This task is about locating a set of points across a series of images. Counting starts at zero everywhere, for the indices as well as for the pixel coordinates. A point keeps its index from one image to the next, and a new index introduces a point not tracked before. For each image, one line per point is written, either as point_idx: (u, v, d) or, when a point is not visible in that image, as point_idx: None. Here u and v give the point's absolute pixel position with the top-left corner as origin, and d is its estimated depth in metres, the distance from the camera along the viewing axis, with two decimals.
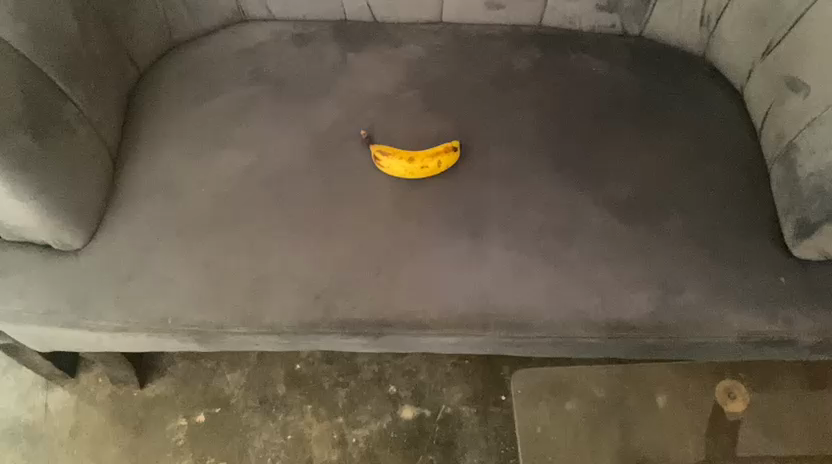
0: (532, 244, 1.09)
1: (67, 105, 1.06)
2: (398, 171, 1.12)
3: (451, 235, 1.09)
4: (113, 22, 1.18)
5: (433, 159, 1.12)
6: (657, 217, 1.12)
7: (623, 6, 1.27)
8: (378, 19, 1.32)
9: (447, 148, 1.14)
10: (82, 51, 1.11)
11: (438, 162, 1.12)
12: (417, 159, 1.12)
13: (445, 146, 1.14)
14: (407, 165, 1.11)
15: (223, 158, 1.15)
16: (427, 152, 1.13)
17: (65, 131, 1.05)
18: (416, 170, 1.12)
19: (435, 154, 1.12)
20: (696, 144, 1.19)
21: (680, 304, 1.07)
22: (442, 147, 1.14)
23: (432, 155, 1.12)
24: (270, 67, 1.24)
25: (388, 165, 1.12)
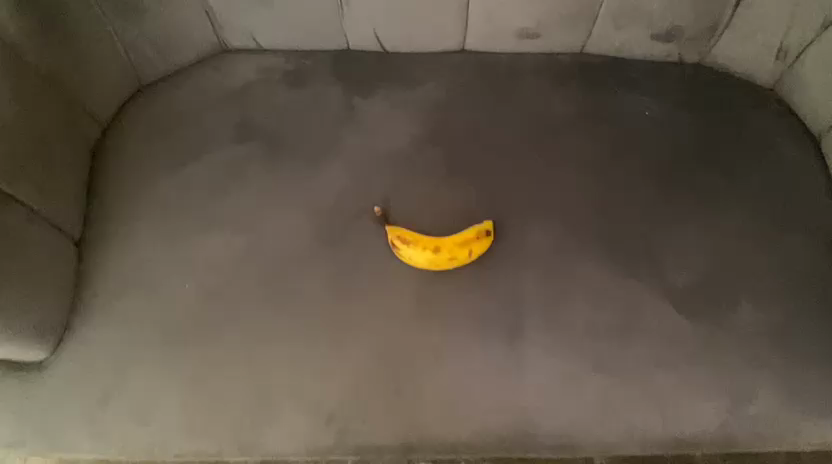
0: (580, 345, 0.93)
1: (11, 207, 0.86)
2: (421, 263, 0.93)
3: (486, 337, 0.92)
4: (63, 79, 0.95)
5: (463, 249, 0.93)
6: (724, 307, 0.95)
7: (685, 36, 1.06)
8: (387, 49, 1.09)
9: (479, 231, 0.94)
10: (25, 130, 0.89)
11: (468, 252, 0.93)
12: (443, 250, 0.92)
13: (475, 229, 0.94)
14: (430, 257, 0.92)
15: (208, 243, 0.96)
16: (455, 239, 0.93)
17: (14, 241, 0.85)
18: (442, 262, 0.93)
19: (464, 242, 0.93)
20: (768, 211, 1.01)
21: (750, 416, 0.91)
22: (472, 231, 0.94)
23: (460, 243, 0.93)
24: (260, 118, 1.03)
25: (409, 256, 0.93)
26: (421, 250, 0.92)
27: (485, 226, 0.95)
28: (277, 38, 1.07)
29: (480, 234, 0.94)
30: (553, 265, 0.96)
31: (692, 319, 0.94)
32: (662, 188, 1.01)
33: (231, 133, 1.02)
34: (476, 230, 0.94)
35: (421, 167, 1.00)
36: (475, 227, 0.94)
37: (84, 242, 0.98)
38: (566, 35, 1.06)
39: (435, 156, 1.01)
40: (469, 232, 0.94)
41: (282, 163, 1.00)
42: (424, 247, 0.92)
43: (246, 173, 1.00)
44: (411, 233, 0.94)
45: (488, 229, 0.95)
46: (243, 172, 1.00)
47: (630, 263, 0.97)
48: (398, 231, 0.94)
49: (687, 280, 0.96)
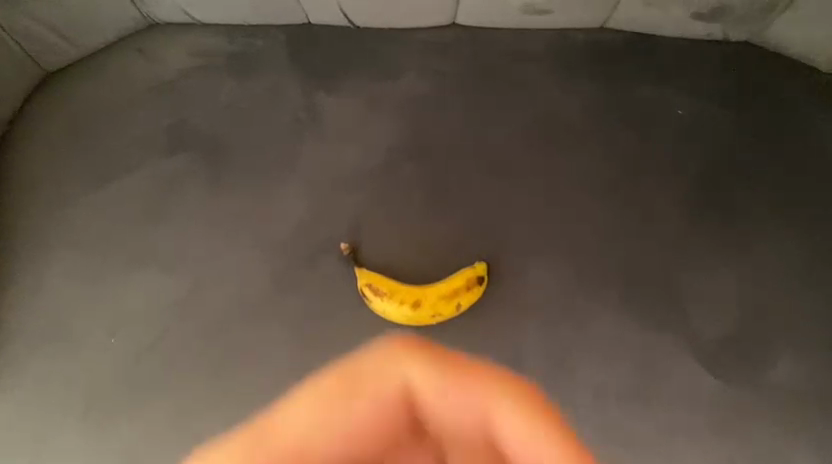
0: (588, 412, 0.75)
1: None
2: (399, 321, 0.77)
3: (475, 403, 0.76)
4: None
5: (449, 304, 0.76)
6: (764, 363, 0.76)
7: (734, 13, 0.83)
8: (358, 24, 0.86)
9: (469, 280, 0.76)
10: None
11: (456, 306, 0.76)
12: (425, 306, 0.76)
13: (465, 277, 0.76)
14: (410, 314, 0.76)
15: (138, 285, 0.79)
16: (439, 291, 0.76)
17: None
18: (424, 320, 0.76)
19: (451, 295, 0.76)
20: (823, 239, 0.81)
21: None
22: (460, 280, 0.76)
23: (446, 297, 0.76)
24: (198, 122, 0.83)
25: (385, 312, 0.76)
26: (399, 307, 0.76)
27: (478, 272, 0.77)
28: (217, 13, 0.85)
29: (470, 283, 0.76)
30: (556, 309, 0.78)
31: (728, 381, 0.75)
32: (695, 207, 0.82)
33: (163, 139, 0.83)
34: (465, 279, 0.76)
35: (398, 187, 0.81)
36: (464, 274, 0.76)
37: None
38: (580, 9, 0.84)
39: (414, 171, 0.82)
40: (457, 281, 0.76)
41: (225, 183, 0.81)
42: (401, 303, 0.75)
43: (183, 193, 0.81)
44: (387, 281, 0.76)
45: (481, 275, 0.77)
46: (179, 191, 0.81)
47: (651, 307, 0.78)
48: (370, 279, 0.76)
49: (722, 330, 0.77)
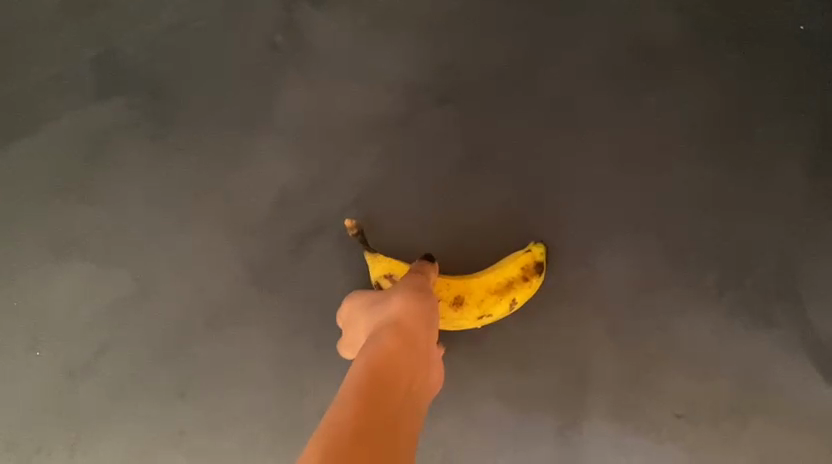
0: (673, 436, 0.60)
1: None
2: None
3: (524, 427, 0.60)
4: None
5: (499, 302, 0.56)
6: None
7: None
8: None
9: (526, 267, 0.56)
10: None
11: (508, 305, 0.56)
12: (467, 305, 0.55)
13: (521, 263, 0.56)
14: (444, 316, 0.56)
15: (71, 281, 0.59)
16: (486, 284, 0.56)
17: None
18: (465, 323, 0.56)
19: (502, 289, 0.56)
20: None
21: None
22: (514, 267, 0.56)
23: (495, 292, 0.56)
24: (139, 52, 0.61)
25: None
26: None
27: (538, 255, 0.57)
28: None
29: (528, 272, 0.56)
30: (631, 308, 0.60)
31: None
32: (820, 171, 0.60)
33: (90, 79, 0.60)
34: (522, 265, 0.56)
35: (418, 145, 0.60)
36: (519, 258, 0.56)
37: None
38: None
39: (440, 121, 0.60)
40: (510, 269, 0.56)
41: (180, 138, 0.60)
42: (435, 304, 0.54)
43: (122, 157, 0.60)
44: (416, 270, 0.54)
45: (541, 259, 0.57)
46: (116, 154, 0.60)
47: (757, 306, 0.60)
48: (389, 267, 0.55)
49: None
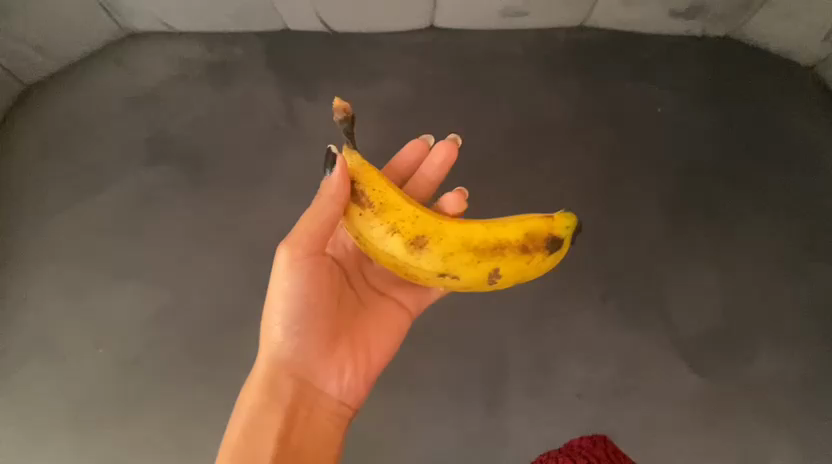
0: (574, 409, 0.79)
1: None
2: (379, 242, 0.52)
3: (464, 403, 0.80)
4: None
5: (477, 265, 0.51)
6: (738, 359, 0.80)
7: (710, 13, 0.83)
8: (337, 32, 0.86)
9: (542, 238, 0.53)
10: None
11: (492, 267, 0.52)
12: (439, 237, 0.52)
13: (530, 223, 0.53)
14: (406, 247, 0.51)
15: (125, 296, 0.80)
16: (462, 256, 0.51)
17: None
18: (428, 267, 0.51)
19: (491, 247, 0.52)
20: (797, 236, 0.83)
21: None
22: (518, 263, 0.52)
23: (474, 261, 0.51)
24: (179, 132, 0.84)
25: (366, 209, 0.52)
26: (394, 220, 0.52)
27: (532, 274, 0.54)
28: (189, 21, 0.83)
29: (536, 245, 0.52)
30: (540, 311, 0.82)
31: (701, 371, 0.80)
32: (673, 208, 0.84)
33: (144, 152, 0.84)
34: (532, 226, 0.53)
35: None
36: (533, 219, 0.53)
37: None
38: (558, 10, 0.83)
39: None
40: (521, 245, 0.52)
41: (208, 190, 0.82)
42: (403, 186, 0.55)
43: (165, 206, 0.82)
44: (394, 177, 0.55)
45: (563, 236, 0.53)
46: (161, 204, 0.82)
47: (631, 309, 0.81)
48: (363, 177, 0.53)
49: (698, 329, 0.81)
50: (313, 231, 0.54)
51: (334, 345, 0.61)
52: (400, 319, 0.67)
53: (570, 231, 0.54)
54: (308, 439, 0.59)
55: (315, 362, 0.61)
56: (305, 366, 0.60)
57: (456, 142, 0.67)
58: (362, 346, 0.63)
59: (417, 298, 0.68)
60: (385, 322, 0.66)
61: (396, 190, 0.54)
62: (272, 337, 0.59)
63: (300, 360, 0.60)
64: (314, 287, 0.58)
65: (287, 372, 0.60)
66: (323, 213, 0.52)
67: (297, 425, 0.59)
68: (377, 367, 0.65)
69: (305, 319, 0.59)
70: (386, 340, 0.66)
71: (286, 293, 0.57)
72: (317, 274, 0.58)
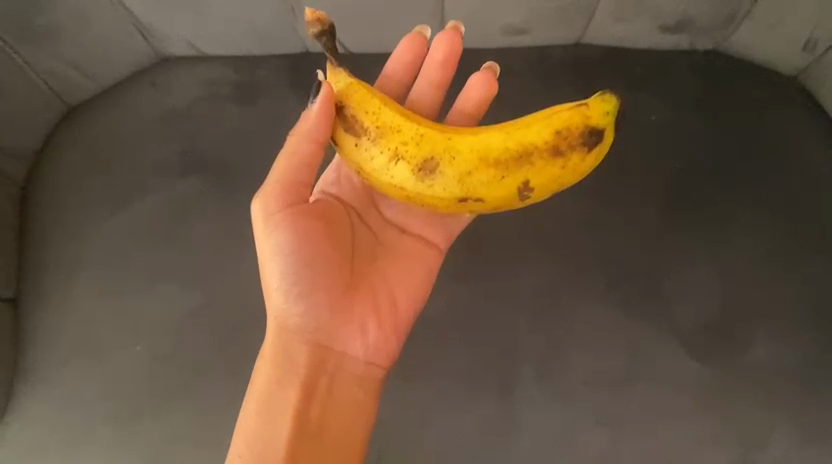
0: (581, 395, 0.84)
1: None
2: (388, 171, 0.62)
3: (479, 392, 0.85)
4: None
5: (502, 180, 0.61)
6: (736, 346, 0.85)
7: (697, 27, 0.90)
8: (352, 50, 0.95)
9: (571, 138, 0.61)
10: None
11: (522, 177, 0.61)
12: (451, 158, 0.62)
13: (554, 126, 0.62)
14: (416, 173, 0.61)
15: (161, 297, 0.86)
16: (482, 174, 0.61)
17: None
18: (446, 192, 0.61)
19: (513, 161, 0.61)
20: (787, 230, 0.89)
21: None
22: (544, 172, 0.61)
23: (498, 177, 0.61)
24: (209, 145, 0.91)
25: (365, 139, 0.62)
26: (399, 148, 0.62)
27: (567, 180, 0.62)
28: (221, 45, 0.92)
29: (561, 149, 0.61)
30: (546, 304, 0.87)
31: (701, 358, 0.85)
32: (668, 207, 0.90)
33: (177, 164, 0.90)
34: (558, 128, 0.62)
35: None
36: (558, 119, 0.62)
37: (21, 296, 0.87)
38: (554, 28, 0.92)
39: None
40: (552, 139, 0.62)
41: (236, 197, 0.88)
42: (406, 112, 0.64)
43: (197, 213, 0.88)
44: (395, 104, 0.64)
45: (605, 128, 0.62)
46: (193, 212, 0.88)
47: (633, 300, 0.87)
48: (366, 109, 0.63)
49: (696, 318, 0.86)
50: (288, 175, 0.66)
51: (353, 299, 0.70)
52: (421, 256, 0.76)
53: (609, 118, 0.62)
54: (327, 403, 0.70)
55: (331, 321, 0.69)
56: (323, 331, 0.69)
57: (457, 30, 0.75)
58: (382, 291, 0.72)
59: (443, 230, 0.77)
60: (405, 261, 0.75)
61: (401, 117, 0.63)
62: (279, 306, 0.68)
63: (310, 326, 0.68)
64: (304, 245, 0.67)
65: (302, 340, 0.69)
66: (304, 151, 0.64)
67: (317, 396, 0.69)
68: (400, 314, 0.73)
69: (306, 279, 0.67)
70: (410, 279, 0.74)
71: (279, 262, 0.67)
72: (306, 235, 0.67)
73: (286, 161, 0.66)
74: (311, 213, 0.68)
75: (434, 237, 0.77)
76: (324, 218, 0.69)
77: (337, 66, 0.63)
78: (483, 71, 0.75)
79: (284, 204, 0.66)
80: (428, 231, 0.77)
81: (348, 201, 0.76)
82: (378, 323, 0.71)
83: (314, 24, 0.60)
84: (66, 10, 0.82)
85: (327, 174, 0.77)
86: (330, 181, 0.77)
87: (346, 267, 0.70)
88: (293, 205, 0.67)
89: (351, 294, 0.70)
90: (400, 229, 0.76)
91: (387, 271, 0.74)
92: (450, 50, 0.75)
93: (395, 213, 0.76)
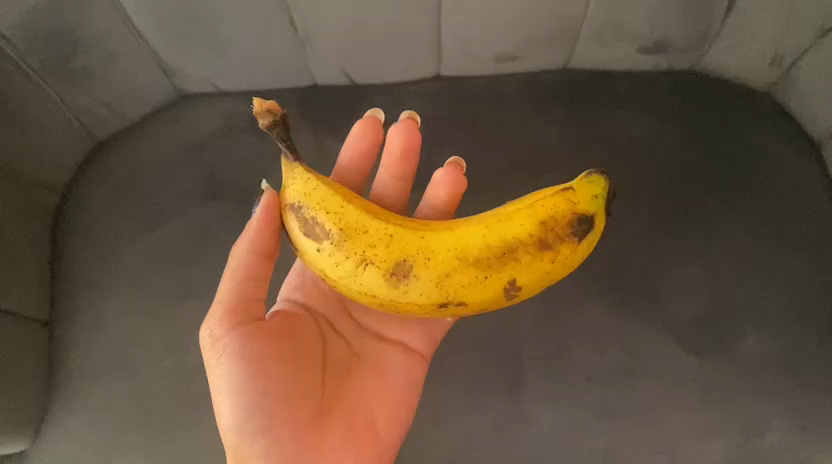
0: (584, 392, 0.89)
1: None
2: (356, 276, 0.64)
3: (488, 394, 0.90)
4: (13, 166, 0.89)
5: (486, 280, 0.63)
6: (729, 341, 0.90)
7: (673, 48, 0.98)
8: (358, 83, 1.03)
9: (557, 230, 0.64)
10: None
11: (508, 276, 0.63)
12: (426, 261, 0.64)
13: (538, 218, 0.64)
14: (388, 278, 0.63)
15: (186, 312, 0.91)
16: (463, 275, 0.63)
17: None
18: (426, 295, 0.63)
19: (496, 259, 0.64)
20: (770, 232, 0.95)
21: (764, 452, 0.86)
22: (530, 267, 0.63)
23: (481, 277, 0.63)
24: (228, 172, 0.98)
25: (326, 243, 0.64)
26: (366, 252, 0.64)
27: (559, 271, 0.65)
28: (237, 81, 1.00)
29: (547, 241, 0.64)
30: (548, 308, 0.93)
31: (697, 353, 0.90)
32: (657, 214, 0.97)
33: (199, 190, 0.97)
34: (542, 219, 0.64)
35: None
36: (541, 210, 0.65)
37: (54, 322, 0.92)
38: (542, 55, 1.00)
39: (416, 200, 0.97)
40: (540, 231, 0.64)
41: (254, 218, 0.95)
42: (372, 212, 0.66)
43: (219, 235, 0.94)
44: (360, 203, 0.67)
45: (592, 215, 0.65)
46: (215, 235, 0.94)
47: (629, 301, 0.92)
48: (328, 210, 0.65)
49: (689, 315, 0.91)
50: (236, 297, 0.67)
51: (323, 423, 0.70)
52: (401, 363, 0.79)
53: (595, 203, 0.65)
54: None
55: (302, 454, 0.67)
56: None
57: (412, 120, 0.81)
58: (359, 409, 0.74)
59: (421, 337, 0.81)
60: (385, 371, 0.78)
61: (367, 218, 0.66)
62: (241, 448, 0.66)
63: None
64: (259, 373, 0.65)
65: None
66: (250, 269, 0.69)
67: None
68: (379, 428, 0.75)
69: (265, 410, 0.65)
70: (393, 395, 0.77)
71: (234, 400, 0.65)
72: (259, 364, 0.66)
73: (237, 279, 0.68)
74: (265, 335, 0.67)
75: (416, 344, 0.81)
76: (283, 337, 0.69)
77: (292, 161, 0.67)
78: (449, 168, 0.81)
79: (231, 327, 0.66)
80: (405, 337, 0.81)
81: (317, 307, 0.79)
82: (355, 445, 0.72)
83: (264, 115, 0.64)
84: (96, 52, 0.89)
85: (290, 282, 0.81)
86: (294, 287, 0.80)
87: (317, 389, 0.70)
88: (245, 327, 0.66)
89: (323, 418, 0.70)
90: (379, 338, 0.80)
91: (363, 386, 0.75)
92: (407, 139, 0.82)
93: (371, 322, 0.80)
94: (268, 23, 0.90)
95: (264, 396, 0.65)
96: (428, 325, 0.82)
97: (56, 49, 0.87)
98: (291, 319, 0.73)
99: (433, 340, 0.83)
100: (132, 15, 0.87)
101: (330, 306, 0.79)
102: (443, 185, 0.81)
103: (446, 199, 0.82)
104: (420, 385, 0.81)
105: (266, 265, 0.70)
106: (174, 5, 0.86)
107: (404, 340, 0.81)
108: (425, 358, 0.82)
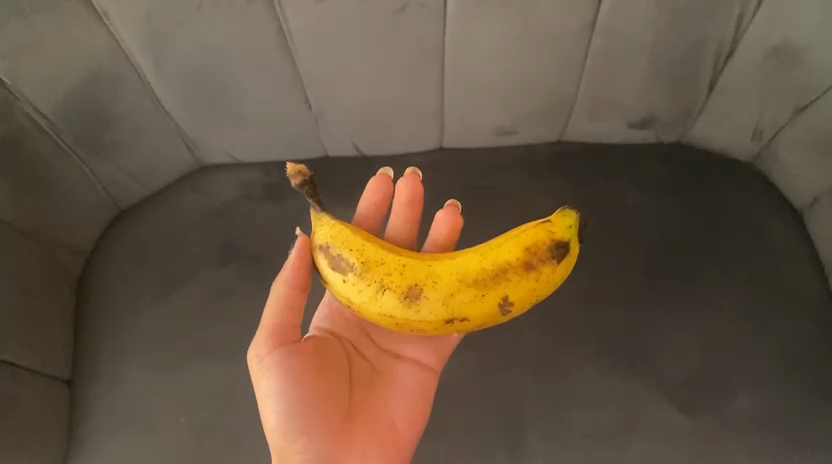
0: (582, 450, 0.93)
1: (6, 367, 0.86)
2: (375, 300, 0.71)
3: (491, 452, 0.93)
4: (43, 232, 0.96)
5: (483, 297, 0.71)
6: (720, 400, 0.94)
7: (660, 122, 1.05)
8: (367, 154, 1.09)
9: (541, 253, 0.71)
10: (12, 287, 0.89)
11: (502, 293, 0.71)
12: (433, 284, 0.71)
13: (524, 244, 0.72)
14: (402, 300, 0.71)
15: (201, 372, 0.95)
16: (464, 295, 0.71)
17: (10, 402, 0.85)
18: (433, 314, 0.70)
19: (491, 280, 0.71)
20: (757, 295, 1.00)
21: None
22: (520, 285, 0.71)
23: (479, 295, 0.71)
24: (244, 237, 1.04)
25: (350, 273, 0.72)
26: (384, 279, 0.71)
27: (544, 289, 0.72)
28: (254, 153, 1.07)
29: (533, 263, 0.71)
30: (547, 368, 0.97)
31: (690, 412, 0.94)
32: (650, 278, 1.02)
33: (216, 254, 1.03)
34: (527, 245, 0.72)
35: None
36: (526, 238, 0.72)
37: (75, 380, 0.97)
38: (539, 129, 1.07)
39: None
40: (524, 255, 0.71)
41: (268, 281, 1.00)
42: (387, 247, 0.74)
43: (235, 297, 1.00)
44: (377, 241, 0.75)
45: (569, 240, 0.72)
46: (231, 297, 1.00)
47: (624, 362, 0.97)
48: (349, 245, 0.73)
49: (682, 375, 0.96)
50: (277, 322, 0.77)
51: (350, 427, 0.79)
52: (414, 376, 0.86)
53: (570, 229, 0.72)
54: None
55: (335, 452, 0.76)
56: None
57: (416, 175, 0.88)
58: (380, 419, 0.82)
59: (433, 354, 0.88)
60: (400, 383, 0.85)
61: (382, 251, 0.73)
62: (284, 447, 0.75)
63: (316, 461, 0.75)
64: (296, 384, 0.75)
65: None
66: (286, 299, 0.78)
67: None
68: (397, 435, 0.82)
69: (302, 414, 0.75)
70: (408, 408, 0.84)
71: (276, 406, 0.75)
72: (296, 375, 0.76)
73: (276, 307, 0.78)
74: (301, 352, 0.77)
75: (426, 358, 0.87)
76: (315, 356, 0.79)
77: (320, 210, 0.75)
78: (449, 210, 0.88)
79: (273, 346, 0.76)
80: (418, 353, 0.87)
81: (341, 332, 0.87)
82: (380, 449, 0.80)
83: (295, 177, 0.72)
84: (125, 127, 0.97)
85: (318, 312, 0.89)
86: (322, 316, 0.88)
87: (344, 399, 0.80)
88: (284, 346, 0.77)
89: (349, 424, 0.79)
90: (395, 355, 0.87)
91: (384, 398, 0.84)
92: (414, 189, 0.88)
93: (387, 339, 0.87)
94: (285, 100, 0.98)
95: (301, 401, 0.75)
96: (438, 343, 0.88)
97: (89, 126, 0.94)
98: (322, 342, 0.82)
99: (442, 355, 0.88)
100: (159, 93, 0.95)
101: (353, 331, 0.87)
102: (440, 218, 0.88)
103: (446, 234, 0.88)
104: (431, 396, 0.87)
105: (302, 295, 0.79)
106: (199, 84, 0.93)
107: (416, 356, 0.87)
108: (436, 371, 0.88)
